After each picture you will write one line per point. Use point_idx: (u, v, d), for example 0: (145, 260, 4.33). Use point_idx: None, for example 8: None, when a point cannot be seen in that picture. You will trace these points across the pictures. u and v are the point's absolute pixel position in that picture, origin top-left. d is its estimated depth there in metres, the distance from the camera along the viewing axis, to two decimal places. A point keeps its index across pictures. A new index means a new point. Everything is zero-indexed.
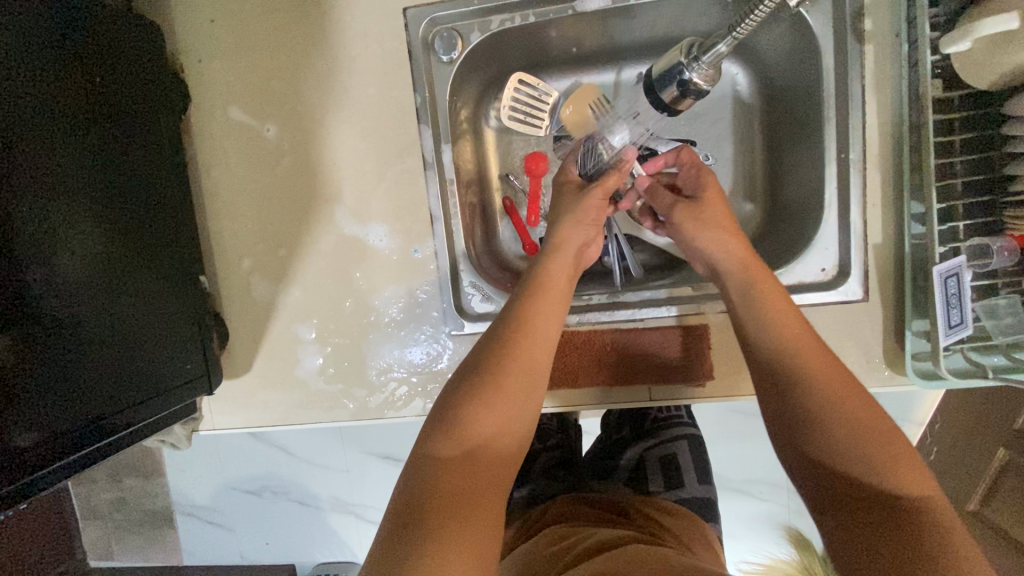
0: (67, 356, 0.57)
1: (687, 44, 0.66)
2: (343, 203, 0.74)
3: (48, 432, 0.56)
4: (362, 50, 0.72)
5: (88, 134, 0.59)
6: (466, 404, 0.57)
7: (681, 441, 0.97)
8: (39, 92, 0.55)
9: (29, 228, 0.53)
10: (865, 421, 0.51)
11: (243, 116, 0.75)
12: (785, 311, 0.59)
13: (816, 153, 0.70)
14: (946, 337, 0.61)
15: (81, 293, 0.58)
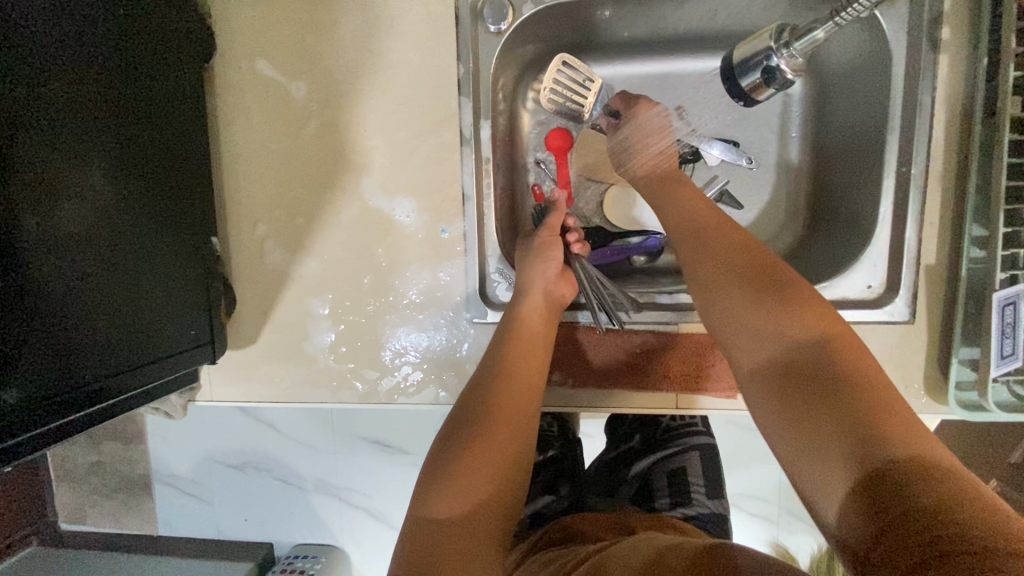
0: (54, 309, 0.52)
1: (777, 28, 0.64)
2: (371, 174, 0.70)
3: (29, 390, 0.51)
4: (405, 12, 0.67)
5: (93, 69, 0.54)
6: (462, 449, 0.55)
7: (693, 452, 0.94)
8: (39, 15, 0.49)
9: (22, 167, 0.49)
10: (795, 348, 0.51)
11: (269, 71, 0.70)
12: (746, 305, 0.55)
13: (874, 164, 0.67)
14: (997, 369, 0.59)
15: (74, 242, 0.53)
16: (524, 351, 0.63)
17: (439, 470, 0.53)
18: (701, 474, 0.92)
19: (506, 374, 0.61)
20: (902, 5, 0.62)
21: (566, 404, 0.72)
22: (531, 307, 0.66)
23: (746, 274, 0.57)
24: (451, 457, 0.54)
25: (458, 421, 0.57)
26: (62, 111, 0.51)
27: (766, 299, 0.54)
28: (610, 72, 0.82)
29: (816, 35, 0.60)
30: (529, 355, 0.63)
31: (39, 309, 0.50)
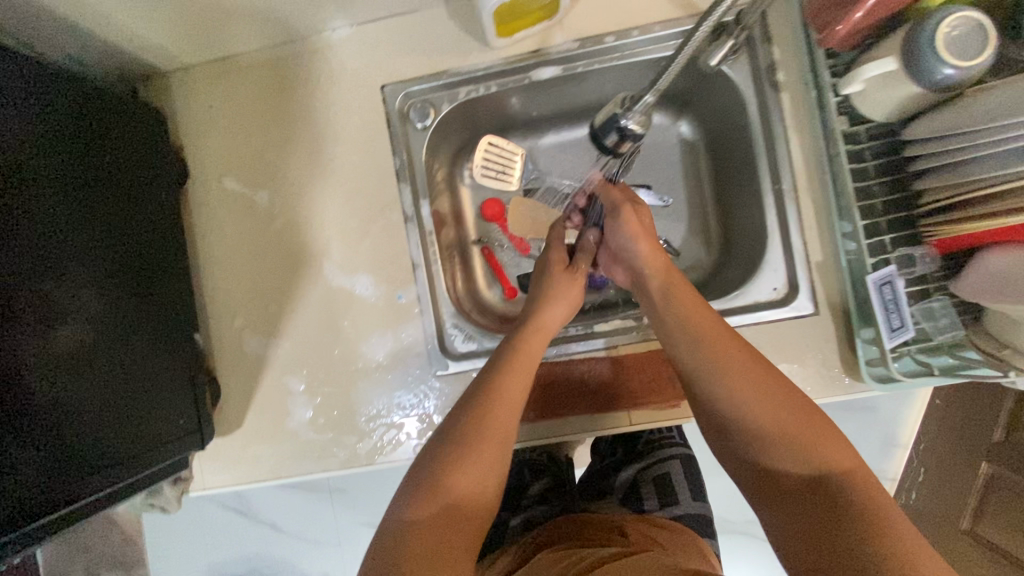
0: (52, 420, 0.57)
1: (621, 97, 0.69)
2: (331, 259, 0.80)
3: (27, 497, 0.54)
4: (344, 122, 0.80)
5: (81, 202, 0.63)
6: (454, 449, 0.61)
7: (673, 461, 0.98)
8: (39, 169, 0.59)
9: (35, 294, 0.57)
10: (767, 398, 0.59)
11: (236, 186, 0.82)
12: (701, 314, 0.65)
13: (755, 186, 0.79)
14: (889, 341, 0.67)
15: (69, 356, 0.59)
16: (523, 364, 0.69)
17: (417, 474, 0.60)
18: (684, 480, 0.95)
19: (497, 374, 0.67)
20: (744, 60, 0.77)
21: (533, 438, 0.78)
22: (544, 324, 0.73)
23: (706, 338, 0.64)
24: (440, 453, 0.61)
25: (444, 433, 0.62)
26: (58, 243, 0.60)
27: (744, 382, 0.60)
28: (531, 144, 0.96)
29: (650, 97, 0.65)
30: (514, 386, 0.66)
31: (37, 413, 0.55)
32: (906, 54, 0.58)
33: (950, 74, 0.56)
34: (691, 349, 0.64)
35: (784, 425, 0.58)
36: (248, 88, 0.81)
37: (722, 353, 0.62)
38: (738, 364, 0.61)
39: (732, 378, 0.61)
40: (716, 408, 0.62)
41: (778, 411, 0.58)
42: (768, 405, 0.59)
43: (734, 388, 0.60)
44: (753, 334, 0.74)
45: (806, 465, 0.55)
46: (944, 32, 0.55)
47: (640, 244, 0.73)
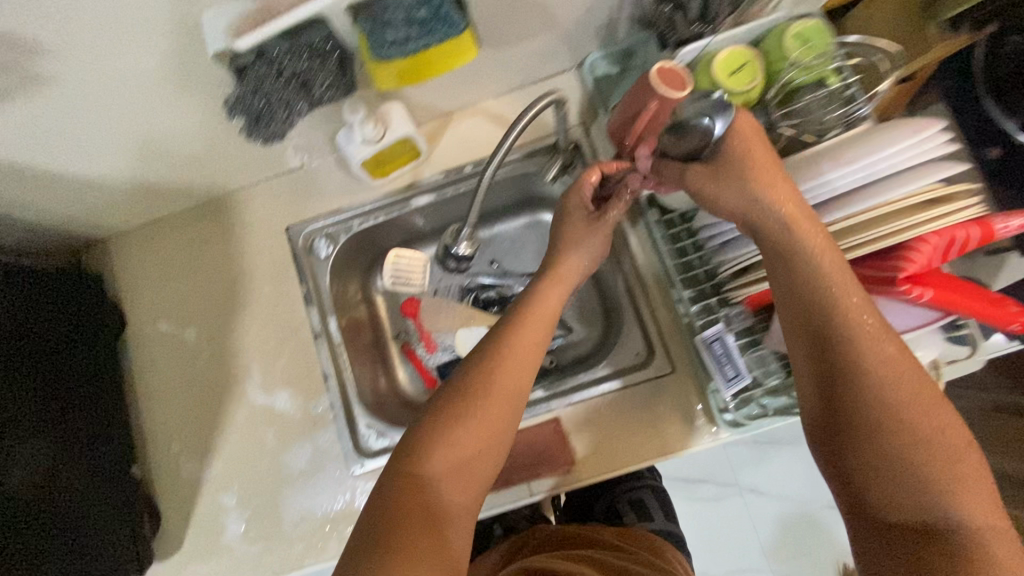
0: None
1: (450, 232, 0.76)
2: (253, 381, 0.91)
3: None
4: (257, 262, 0.94)
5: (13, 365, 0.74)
6: (434, 438, 0.63)
7: (644, 488, 1.13)
8: None
9: None
10: (905, 394, 0.56)
11: (168, 327, 0.94)
12: (822, 242, 0.59)
13: (610, 269, 0.93)
14: (728, 391, 0.76)
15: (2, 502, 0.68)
16: (511, 370, 0.68)
17: (413, 452, 0.63)
18: (658, 506, 1.11)
19: (483, 393, 0.66)
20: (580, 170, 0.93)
21: None
22: (555, 292, 0.74)
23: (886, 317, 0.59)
24: (423, 445, 0.63)
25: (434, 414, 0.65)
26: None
27: (895, 373, 0.57)
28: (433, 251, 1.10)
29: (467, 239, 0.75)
30: (506, 378, 0.67)
31: None
32: None
33: None
34: (774, 263, 0.62)
35: (875, 355, 0.57)
36: (174, 245, 0.96)
37: (820, 279, 0.59)
38: (829, 289, 0.58)
39: (805, 314, 0.60)
40: (829, 389, 0.59)
41: (835, 341, 0.58)
42: (847, 340, 0.58)
43: (834, 316, 0.58)
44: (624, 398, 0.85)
45: (840, 413, 0.58)
46: None
47: (745, 180, 0.61)
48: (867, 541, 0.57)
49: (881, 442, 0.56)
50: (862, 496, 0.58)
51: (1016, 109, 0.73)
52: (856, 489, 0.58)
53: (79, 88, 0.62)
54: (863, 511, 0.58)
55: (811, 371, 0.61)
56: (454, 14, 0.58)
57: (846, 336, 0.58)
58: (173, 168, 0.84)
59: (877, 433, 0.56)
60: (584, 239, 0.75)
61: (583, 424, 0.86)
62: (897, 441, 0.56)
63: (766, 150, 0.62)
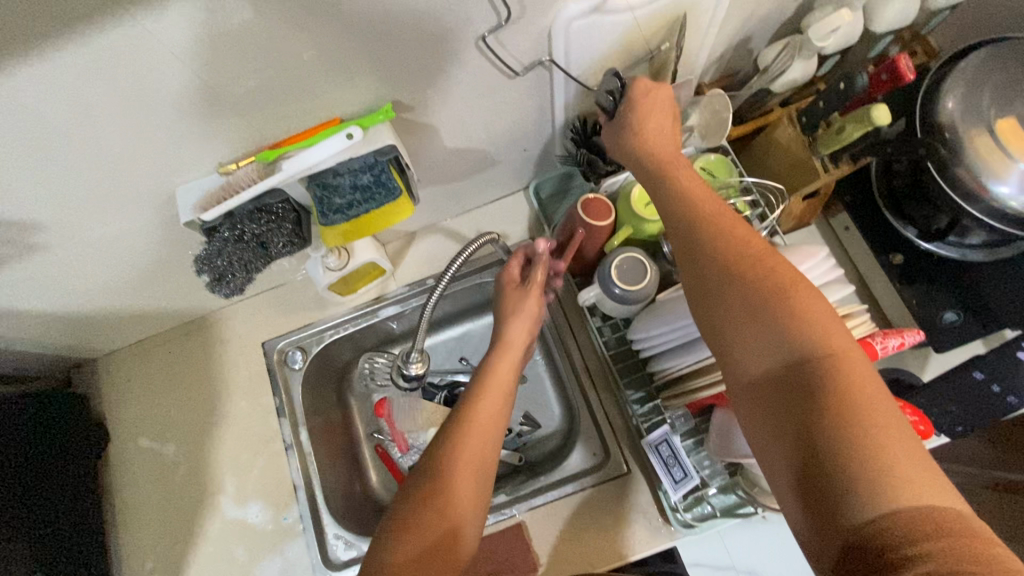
0: None
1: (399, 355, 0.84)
2: (227, 494, 0.94)
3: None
4: (235, 376, 1.01)
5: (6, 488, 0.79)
6: (432, 474, 0.64)
7: None
8: None
9: None
10: (788, 323, 0.51)
11: (149, 443, 0.99)
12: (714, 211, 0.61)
13: (565, 369, 0.98)
14: (674, 493, 0.80)
15: None
16: (492, 392, 0.72)
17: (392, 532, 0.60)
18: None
19: (468, 420, 0.69)
20: None
21: None
22: (509, 357, 0.76)
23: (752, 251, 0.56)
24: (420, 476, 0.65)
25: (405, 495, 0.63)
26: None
27: (766, 299, 0.53)
28: None
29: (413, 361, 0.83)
30: (485, 411, 0.70)
31: None
32: (602, 284, 0.80)
33: (631, 296, 0.78)
34: (681, 240, 0.61)
35: (799, 308, 0.52)
36: (158, 363, 1.03)
37: (722, 241, 0.58)
38: (734, 251, 0.57)
39: (715, 275, 0.56)
40: (721, 327, 0.56)
41: (751, 299, 0.53)
42: (767, 289, 0.53)
43: (732, 278, 0.55)
44: (581, 499, 0.88)
45: (789, 385, 0.50)
46: (617, 268, 0.78)
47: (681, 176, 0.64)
48: (808, 514, 0.46)
49: (825, 399, 0.47)
50: (789, 462, 0.48)
51: (910, 218, 0.80)
52: (767, 461, 0.51)
53: (73, 248, 0.71)
54: (793, 479, 0.48)
55: (749, 329, 0.53)
56: (394, 178, 0.69)
57: (719, 293, 0.56)
58: (158, 297, 0.92)
59: (755, 372, 0.52)
60: (514, 306, 0.79)
61: (545, 527, 0.88)
62: (780, 362, 0.51)
63: (666, 121, 0.67)
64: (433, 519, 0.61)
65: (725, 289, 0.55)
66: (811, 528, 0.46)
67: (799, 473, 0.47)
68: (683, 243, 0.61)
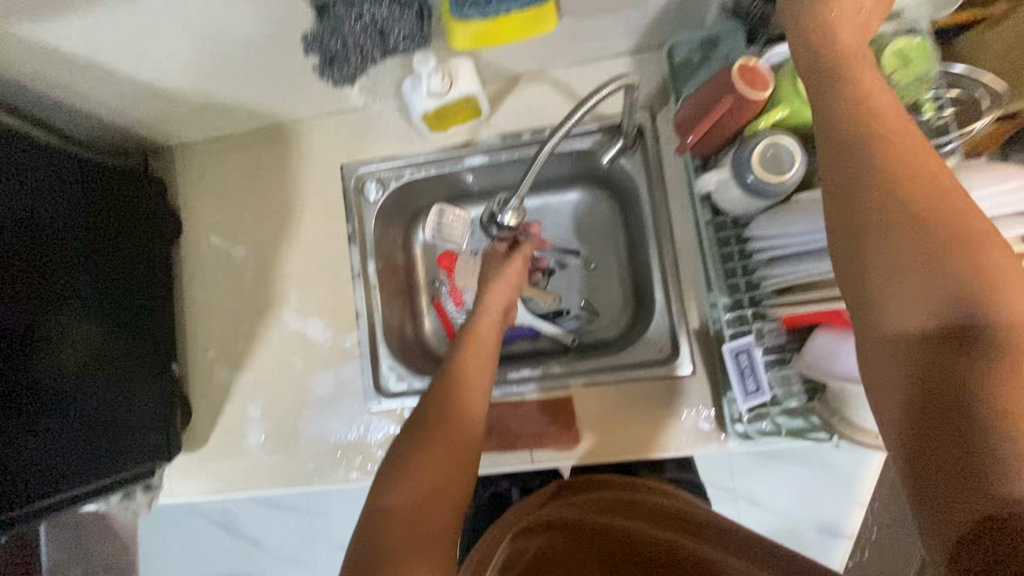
0: (49, 427, 0.72)
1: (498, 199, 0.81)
2: (291, 306, 0.96)
3: (20, 490, 0.69)
4: (310, 194, 0.97)
5: (94, 252, 0.81)
6: (416, 446, 0.69)
7: None
8: (62, 231, 0.76)
9: (47, 327, 0.72)
10: (959, 262, 0.40)
11: (220, 242, 0.99)
12: (879, 108, 0.46)
13: (651, 261, 0.92)
14: (742, 402, 0.78)
15: (69, 377, 0.75)
16: (473, 363, 0.78)
17: (398, 472, 0.66)
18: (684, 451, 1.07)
19: (456, 389, 0.74)
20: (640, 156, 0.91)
21: None
22: (489, 318, 0.87)
23: (922, 168, 0.43)
24: (403, 446, 0.69)
25: (411, 435, 0.70)
26: (74, 282, 0.77)
27: (938, 229, 0.41)
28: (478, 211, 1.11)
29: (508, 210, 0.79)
30: (475, 378, 0.77)
31: (40, 422, 0.71)
32: (734, 169, 0.71)
33: (766, 186, 0.68)
34: (830, 129, 0.47)
35: (982, 251, 0.40)
36: (234, 163, 1.00)
37: (880, 149, 0.44)
38: (901, 166, 0.43)
39: (876, 192, 0.43)
40: (868, 247, 0.43)
41: (926, 228, 0.41)
42: (945, 224, 0.41)
43: (897, 199, 0.43)
44: (640, 390, 0.87)
45: (948, 334, 0.40)
46: (759, 153, 0.69)
47: (839, 42, 0.49)
48: (933, 478, 0.39)
49: (993, 363, 0.38)
50: (927, 431, 0.39)
51: None
52: (882, 409, 0.43)
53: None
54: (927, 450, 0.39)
55: (905, 272, 0.41)
56: None
57: (874, 204, 0.43)
58: (246, 91, 0.86)
59: (903, 308, 0.42)
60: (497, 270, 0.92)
61: (594, 405, 0.88)
62: (933, 305, 0.40)
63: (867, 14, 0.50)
64: (410, 491, 0.64)
65: (880, 209, 0.43)
66: (941, 497, 0.39)
67: (939, 437, 0.39)
68: (836, 142, 0.46)
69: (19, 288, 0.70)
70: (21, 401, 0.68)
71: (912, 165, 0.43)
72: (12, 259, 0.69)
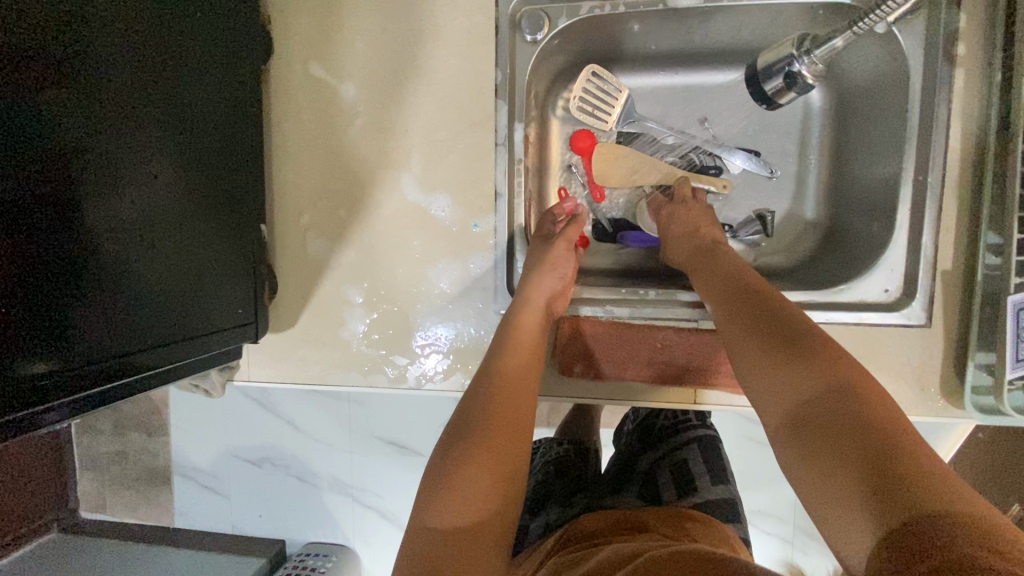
0: (105, 290, 0.55)
1: (798, 37, 0.69)
2: (410, 171, 0.75)
3: (67, 362, 0.53)
4: (449, 21, 0.72)
5: (161, 54, 0.58)
6: (454, 467, 0.57)
7: (694, 445, 1.01)
8: (119, 17, 0.53)
9: (98, 154, 0.53)
10: (807, 368, 0.52)
11: (321, 73, 0.75)
12: (725, 263, 0.67)
13: (893, 174, 0.70)
14: (1011, 371, 0.60)
15: (131, 228, 0.57)
16: (519, 363, 0.66)
17: (433, 487, 0.56)
18: (703, 465, 0.97)
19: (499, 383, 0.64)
20: (920, 23, 0.66)
21: (593, 396, 0.76)
22: (533, 314, 0.70)
23: (753, 314, 0.58)
24: (442, 471, 0.57)
25: (446, 450, 0.59)
26: (136, 98, 0.56)
27: (771, 352, 0.54)
28: (637, 82, 0.85)
29: (835, 43, 0.66)
30: (522, 372, 0.66)
31: (95, 282, 0.54)
32: None
33: None
34: (721, 303, 0.63)
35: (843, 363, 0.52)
36: None
37: (747, 297, 0.60)
38: (753, 300, 0.60)
39: (736, 331, 0.59)
40: (748, 380, 0.56)
41: (787, 362, 0.53)
42: (781, 343, 0.54)
43: (751, 336, 0.57)
44: (850, 336, 0.68)
45: (842, 467, 0.45)
46: None
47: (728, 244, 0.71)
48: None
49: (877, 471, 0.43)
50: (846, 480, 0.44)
51: None
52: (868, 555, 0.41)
53: None
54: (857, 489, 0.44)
55: (780, 367, 0.53)
56: None
57: (740, 355, 0.58)
58: None
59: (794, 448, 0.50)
60: (540, 256, 0.74)
61: None
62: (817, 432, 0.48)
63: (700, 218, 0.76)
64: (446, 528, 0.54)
65: (743, 356, 0.57)
66: None
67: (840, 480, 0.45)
68: (719, 297, 0.63)
69: (49, 90, 0.48)
70: (62, 252, 0.51)
71: (747, 303, 0.60)
72: (35, 38, 0.47)
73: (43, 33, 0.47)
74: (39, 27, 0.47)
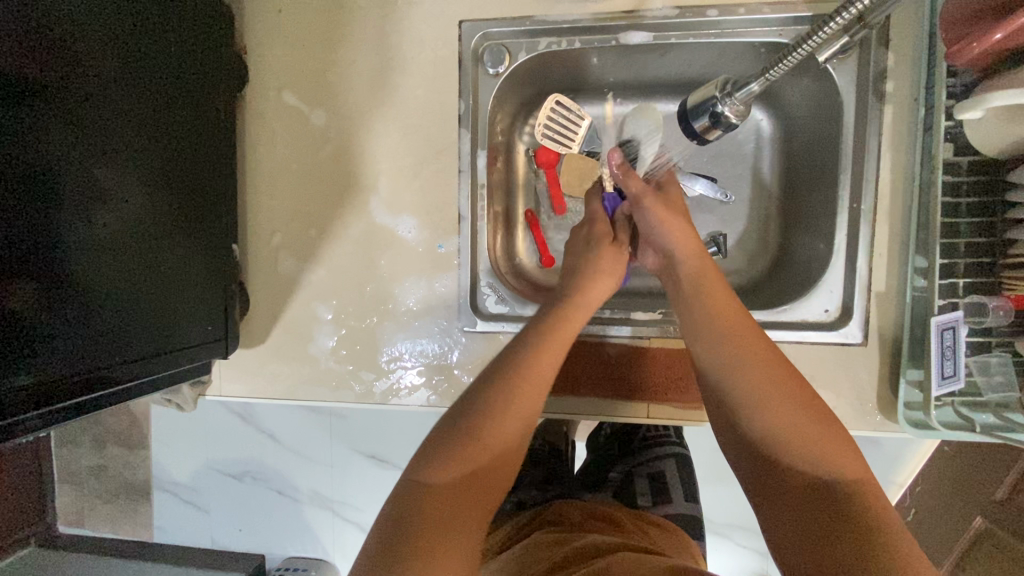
0: (71, 310, 0.57)
1: (721, 80, 0.69)
2: (378, 194, 0.78)
3: (36, 379, 0.55)
4: (415, 54, 0.76)
5: (135, 85, 0.61)
6: (476, 419, 0.60)
7: (667, 459, 1.03)
8: (93, 52, 0.56)
9: (69, 181, 0.55)
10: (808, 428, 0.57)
11: (294, 101, 0.79)
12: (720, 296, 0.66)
13: (830, 201, 0.75)
14: (937, 388, 0.64)
15: (100, 249, 0.59)
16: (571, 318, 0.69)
17: (449, 438, 0.59)
18: (677, 480, 0.99)
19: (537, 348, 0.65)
20: (852, 61, 0.71)
21: (549, 411, 0.78)
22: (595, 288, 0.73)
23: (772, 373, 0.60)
24: (462, 425, 0.59)
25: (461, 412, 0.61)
26: (106, 127, 0.58)
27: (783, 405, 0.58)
28: (599, 109, 0.90)
29: (751, 87, 0.65)
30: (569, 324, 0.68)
31: (62, 304, 0.56)
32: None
33: None
34: (713, 343, 0.63)
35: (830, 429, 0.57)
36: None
37: (749, 351, 0.61)
38: (752, 354, 0.61)
39: (739, 383, 0.60)
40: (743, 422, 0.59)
41: (788, 417, 0.57)
42: (784, 403, 0.58)
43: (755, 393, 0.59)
44: (791, 352, 0.72)
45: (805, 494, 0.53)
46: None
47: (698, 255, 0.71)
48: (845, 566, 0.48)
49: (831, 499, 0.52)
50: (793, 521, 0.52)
51: None
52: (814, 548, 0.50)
53: None
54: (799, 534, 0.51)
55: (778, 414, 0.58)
56: None
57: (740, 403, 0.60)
58: None
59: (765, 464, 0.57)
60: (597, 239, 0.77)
61: None
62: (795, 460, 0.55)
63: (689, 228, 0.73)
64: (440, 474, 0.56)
65: (749, 396, 0.59)
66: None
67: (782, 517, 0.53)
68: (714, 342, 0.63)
69: (29, 118, 0.51)
70: (26, 276, 0.52)
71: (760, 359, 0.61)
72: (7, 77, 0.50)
73: (14, 67, 0.50)
74: (18, 59, 0.51)
